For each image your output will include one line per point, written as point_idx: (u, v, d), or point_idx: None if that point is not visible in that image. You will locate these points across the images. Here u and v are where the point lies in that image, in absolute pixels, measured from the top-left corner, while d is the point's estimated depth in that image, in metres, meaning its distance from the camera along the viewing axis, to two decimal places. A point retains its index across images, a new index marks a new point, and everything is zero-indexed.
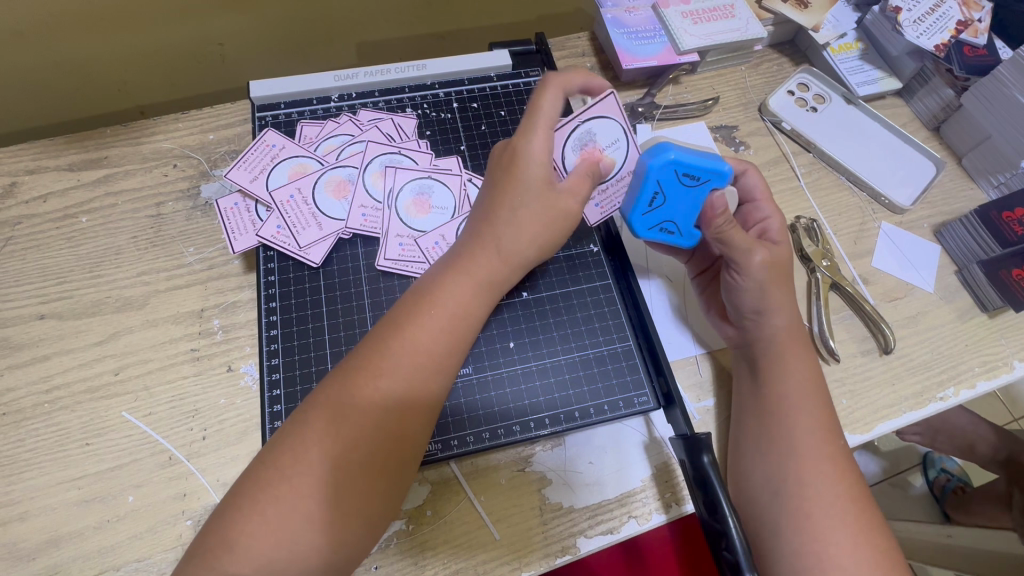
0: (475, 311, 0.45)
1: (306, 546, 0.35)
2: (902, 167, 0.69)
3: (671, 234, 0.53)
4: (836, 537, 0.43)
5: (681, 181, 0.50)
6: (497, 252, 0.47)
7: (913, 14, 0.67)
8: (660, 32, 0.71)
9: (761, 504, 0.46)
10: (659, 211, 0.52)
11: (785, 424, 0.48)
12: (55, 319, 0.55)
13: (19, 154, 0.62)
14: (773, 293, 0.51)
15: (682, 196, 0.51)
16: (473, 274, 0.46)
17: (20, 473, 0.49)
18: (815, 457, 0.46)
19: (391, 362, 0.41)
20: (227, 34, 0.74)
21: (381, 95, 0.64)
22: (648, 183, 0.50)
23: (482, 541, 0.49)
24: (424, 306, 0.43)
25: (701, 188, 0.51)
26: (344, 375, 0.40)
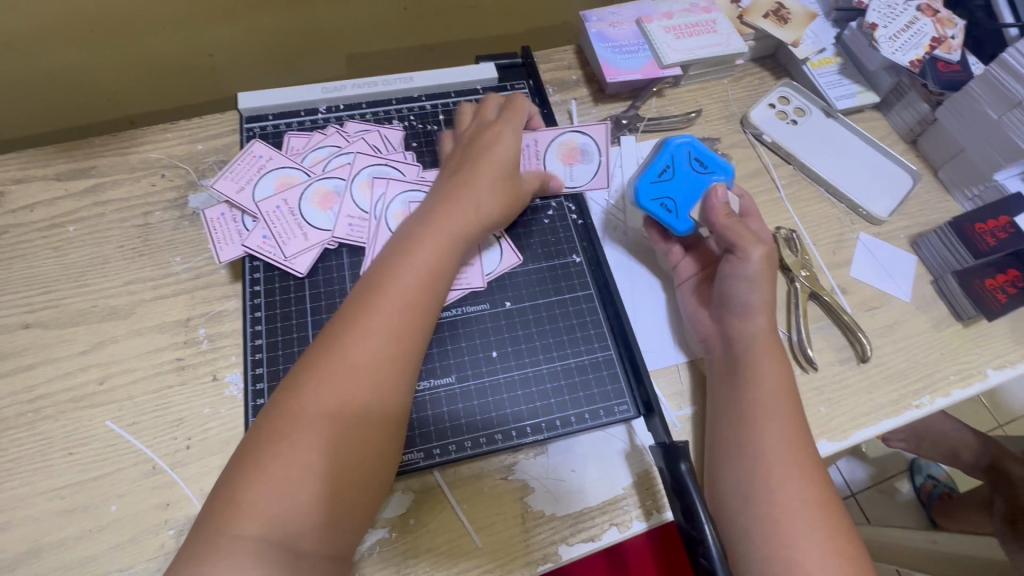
0: (439, 283, 0.48)
1: (292, 511, 0.38)
2: (880, 179, 0.71)
3: (669, 213, 0.58)
4: (810, 543, 0.44)
5: (692, 165, 0.59)
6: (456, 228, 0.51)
7: (889, 31, 0.69)
8: (644, 46, 0.73)
9: (737, 511, 0.47)
10: (664, 185, 0.59)
11: (757, 430, 0.49)
12: (40, 329, 0.56)
13: (7, 164, 0.63)
14: (756, 291, 0.52)
15: (690, 180, 0.59)
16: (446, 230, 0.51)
17: (3, 482, 0.49)
18: (790, 465, 0.47)
19: (361, 341, 0.43)
20: (218, 45, 0.75)
21: (368, 107, 0.65)
22: (662, 156, 0.60)
23: (464, 549, 0.49)
24: (386, 279, 0.47)
25: (705, 178, 0.59)
26: (322, 361, 0.43)
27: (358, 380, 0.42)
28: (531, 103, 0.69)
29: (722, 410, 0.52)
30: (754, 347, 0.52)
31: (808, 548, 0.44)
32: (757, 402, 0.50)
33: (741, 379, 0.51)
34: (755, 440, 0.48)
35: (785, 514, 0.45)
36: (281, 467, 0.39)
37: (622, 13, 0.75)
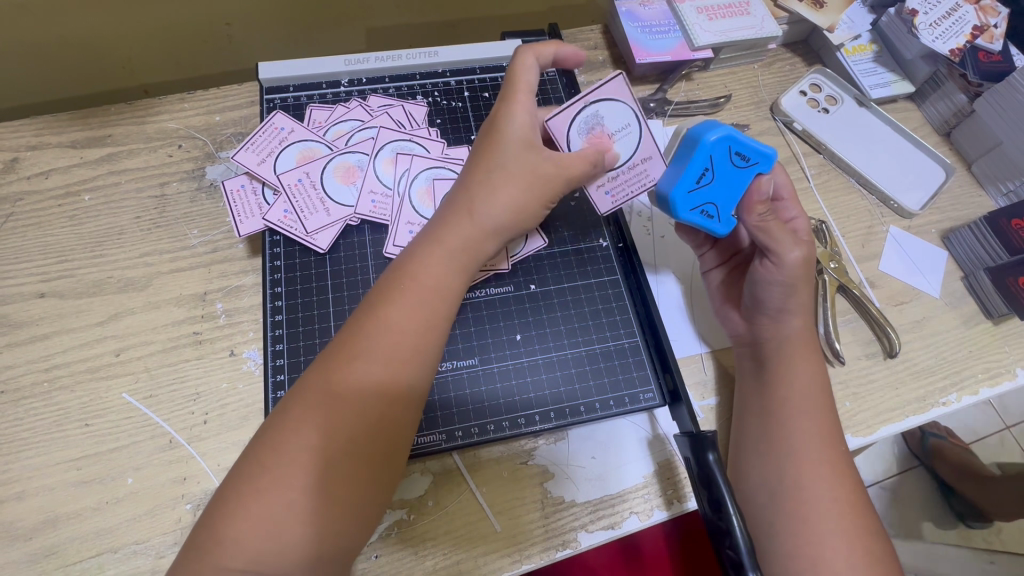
0: (452, 283, 0.45)
1: (275, 548, 0.34)
2: (912, 171, 0.69)
3: (710, 219, 0.50)
4: (840, 543, 0.43)
5: (733, 159, 0.48)
6: (478, 226, 0.46)
7: (930, 18, 0.67)
8: (674, 27, 0.71)
9: (764, 506, 0.46)
10: (705, 190, 0.49)
11: (790, 424, 0.48)
12: (55, 298, 0.55)
13: (21, 130, 0.62)
14: (795, 296, 0.50)
15: (729, 177, 0.49)
16: (448, 246, 0.45)
17: (18, 452, 0.48)
18: (819, 460, 0.46)
19: (369, 342, 0.40)
20: (235, 14, 0.73)
21: (392, 82, 0.63)
22: (699, 157, 0.47)
23: (482, 533, 0.49)
24: (383, 303, 0.42)
25: (749, 171, 0.49)
26: (323, 362, 0.40)
27: (366, 383, 0.39)
28: (559, 83, 0.67)
29: (751, 403, 0.51)
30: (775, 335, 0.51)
31: (836, 547, 0.43)
32: (789, 394, 0.49)
33: (762, 368, 0.51)
34: (788, 433, 0.47)
35: (811, 511, 0.45)
36: (287, 468, 0.36)
37: None
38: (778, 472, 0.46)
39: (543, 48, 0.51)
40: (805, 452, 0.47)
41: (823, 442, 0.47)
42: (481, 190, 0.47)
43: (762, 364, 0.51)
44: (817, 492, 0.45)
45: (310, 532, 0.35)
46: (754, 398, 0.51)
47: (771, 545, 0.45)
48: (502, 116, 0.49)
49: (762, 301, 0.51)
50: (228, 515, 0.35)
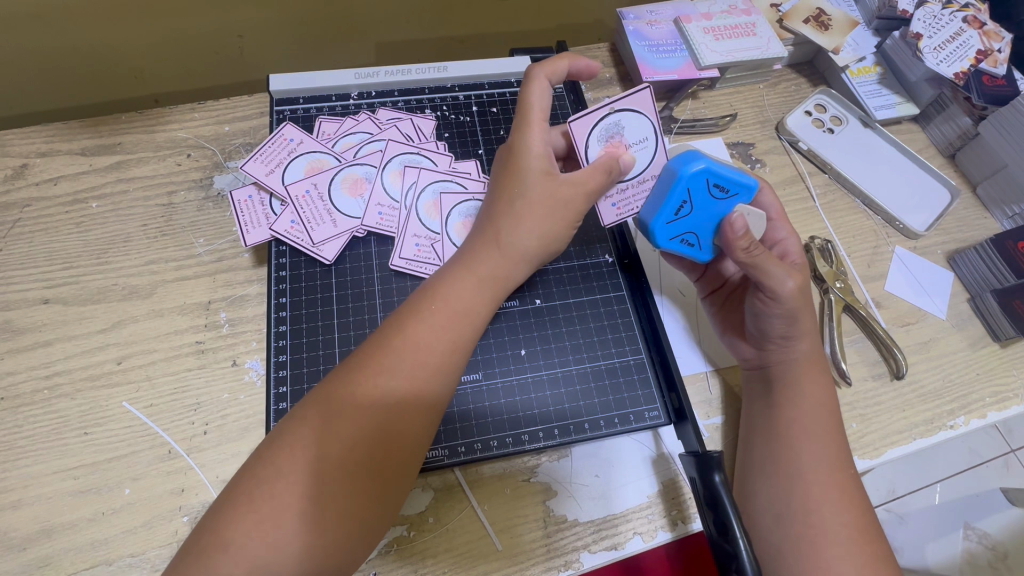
0: (479, 306, 0.44)
1: (278, 557, 0.34)
2: (917, 193, 0.69)
3: (691, 246, 0.53)
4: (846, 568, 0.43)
5: (710, 191, 0.49)
6: (502, 250, 0.46)
7: (934, 42, 0.68)
8: (681, 46, 0.71)
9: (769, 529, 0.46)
10: (684, 221, 0.51)
11: (795, 447, 0.47)
12: (59, 305, 0.54)
13: (33, 137, 0.62)
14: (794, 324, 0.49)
15: (709, 208, 0.50)
16: (475, 269, 0.45)
17: (15, 460, 0.48)
18: (824, 482, 0.46)
19: (392, 358, 0.40)
20: (247, 26, 0.74)
21: (401, 95, 0.64)
22: (676, 191, 0.49)
23: (483, 552, 0.48)
24: (409, 319, 0.41)
25: (728, 202, 0.50)
26: (346, 372, 0.39)
27: (386, 397, 0.39)
28: (567, 100, 0.68)
29: (756, 424, 0.50)
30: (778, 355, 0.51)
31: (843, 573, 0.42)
32: (794, 416, 0.49)
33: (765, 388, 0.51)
34: (794, 456, 0.47)
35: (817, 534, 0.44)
36: (303, 477, 0.36)
37: (660, 12, 0.73)
38: (782, 495, 0.46)
39: (554, 66, 0.51)
40: (811, 475, 0.46)
41: (829, 465, 0.47)
42: (507, 211, 0.47)
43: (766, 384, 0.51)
44: (822, 515, 0.45)
45: (315, 547, 0.35)
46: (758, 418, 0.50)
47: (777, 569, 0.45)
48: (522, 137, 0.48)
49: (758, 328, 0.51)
50: (234, 522, 0.34)
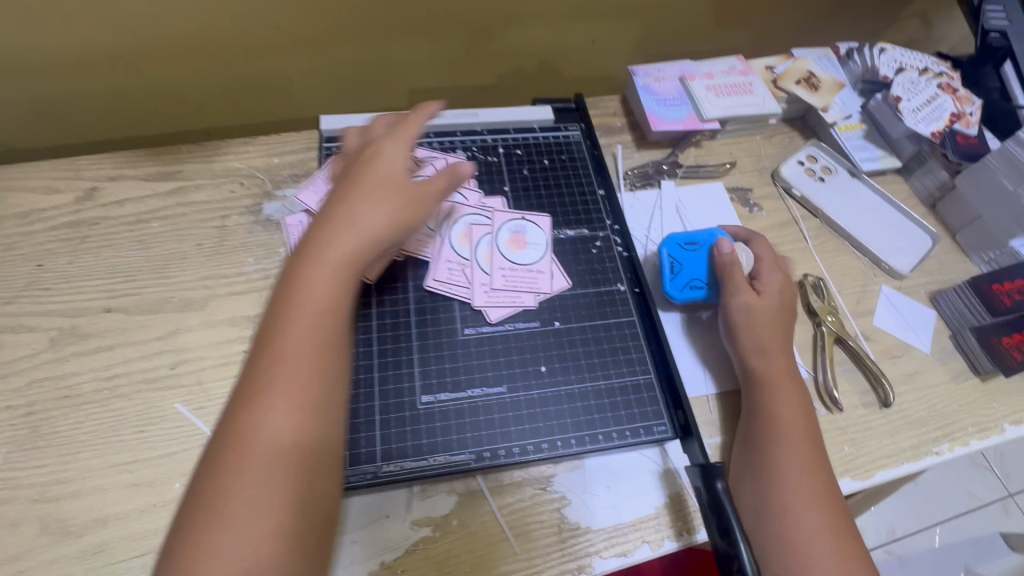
0: (327, 302, 0.45)
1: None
2: (901, 237, 0.76)
3: (701, 289, 0.64)
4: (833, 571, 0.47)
5: (688, 249, 0.66)
6: (323, 251, 0.47)
7: (911, 104, 0.77)
8: (686, 101, 0.80)
9: (765, 536, 0.49)
10: (682, 274, 0.65)
11: (779, 456, 0.52)
12: (120, 313, 0.60)
13: (104, 163, 0.69)
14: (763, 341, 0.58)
15: (695, 260, 0.65)
16: (311, 269, 0.47)
17: (77, 452, 0.52)
18: (807, 488, 0.50)
19: (287, 374, 0.42)
20: (299, 72, 0.82)
21: (435, 136, 0.71)
22: (664, 255, 0.66)
23: (502, 554, 0.52)
24: (280, 333, 0.43)
25: (702, 250, 0.66)
26: (255, 404, 0.40)
27: (278, 405, 0.40)
28: (583, 145, 0.73)
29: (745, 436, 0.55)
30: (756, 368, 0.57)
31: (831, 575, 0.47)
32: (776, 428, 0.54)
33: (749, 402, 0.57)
34: (779, 465, 0.52)
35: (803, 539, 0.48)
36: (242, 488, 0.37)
37: (667, 70, 0.82)
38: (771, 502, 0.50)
39: (414, 117, 0.58)
40: (796, 483, 0.51)
41: (811, 473, 0.51)
42: (333, 218, 0.50)
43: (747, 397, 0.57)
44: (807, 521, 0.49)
45: (281, 552, 0.36)
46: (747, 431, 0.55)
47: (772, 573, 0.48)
48: (367, 160, 0.55)
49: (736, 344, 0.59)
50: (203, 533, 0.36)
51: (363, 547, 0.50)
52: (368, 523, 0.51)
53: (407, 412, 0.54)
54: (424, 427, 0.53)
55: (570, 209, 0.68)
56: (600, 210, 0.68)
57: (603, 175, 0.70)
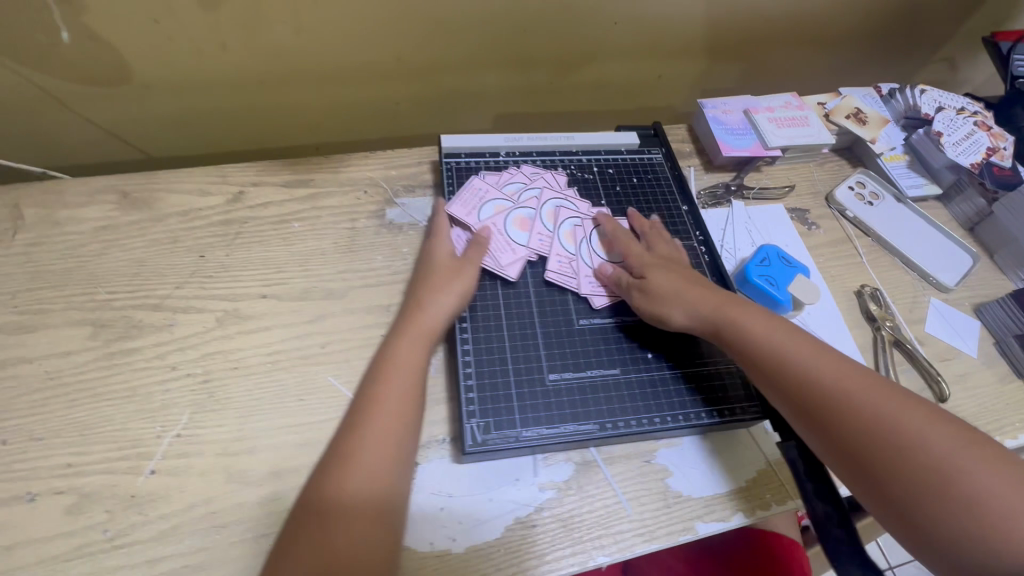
0: (406, 387, 0.57)
1: None
2: (945, 255, 0.85)
3: (772, 287, 0.73)
4: (970, 472, 0.49)
5: (782, 261, 0.75)
6: (414, 337, 0.61)
7: (952, 138, 0.86)
8: (751, 131, 0.90)
9: (895, 481, 0.51)
10: (766, 270, 0.74)
11: (836, 405, 0.55)
12: (274, 299, 0.69)
13: (247, 171, 0.79)
14: (718, 298, 0.64)
15: (782, 268, 0.75)
16: (396, 360, 0.59)
17: (250, 415, 0.60)
18: (882, 403, 0.54)
19: (360, 445, 0.53)
20: (405, 96, 0.93)
21: (538, 155, 0.81)
22: (760, 251, 0.76)
23: (617, 515, 0.59)
24: (374, 412, 0.55)
25: (795, 269, 0.75)
26: (338, 471, 0.52)
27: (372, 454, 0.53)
28: (665, 166, 0.83)
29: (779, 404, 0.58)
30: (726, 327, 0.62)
31: (978, 482, 0.48)
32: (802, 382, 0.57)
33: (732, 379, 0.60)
34: (844, 407, 0.54)
35: (920, 455, 0.51)
36: (331, 521, 0.50)
37: (732, 103, 0.92)
38: (862, 450, 0.53)
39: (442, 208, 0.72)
40: (872, 415, 0.53)
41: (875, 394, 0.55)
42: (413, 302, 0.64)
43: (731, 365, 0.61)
44: (914, 441, 0.51)
45: None
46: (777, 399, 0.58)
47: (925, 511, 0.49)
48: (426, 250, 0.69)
49: (693, 314, 0.63)
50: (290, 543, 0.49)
51: (499, 505, 0.58)
52: (502, 484, 0.59)
53: (538, 386, 0.62)
54: (554, 401, 0.61)
55: (660, 221, 0.77)
56: (684, 223, 0.78)
57: (685, 192, 0.80)
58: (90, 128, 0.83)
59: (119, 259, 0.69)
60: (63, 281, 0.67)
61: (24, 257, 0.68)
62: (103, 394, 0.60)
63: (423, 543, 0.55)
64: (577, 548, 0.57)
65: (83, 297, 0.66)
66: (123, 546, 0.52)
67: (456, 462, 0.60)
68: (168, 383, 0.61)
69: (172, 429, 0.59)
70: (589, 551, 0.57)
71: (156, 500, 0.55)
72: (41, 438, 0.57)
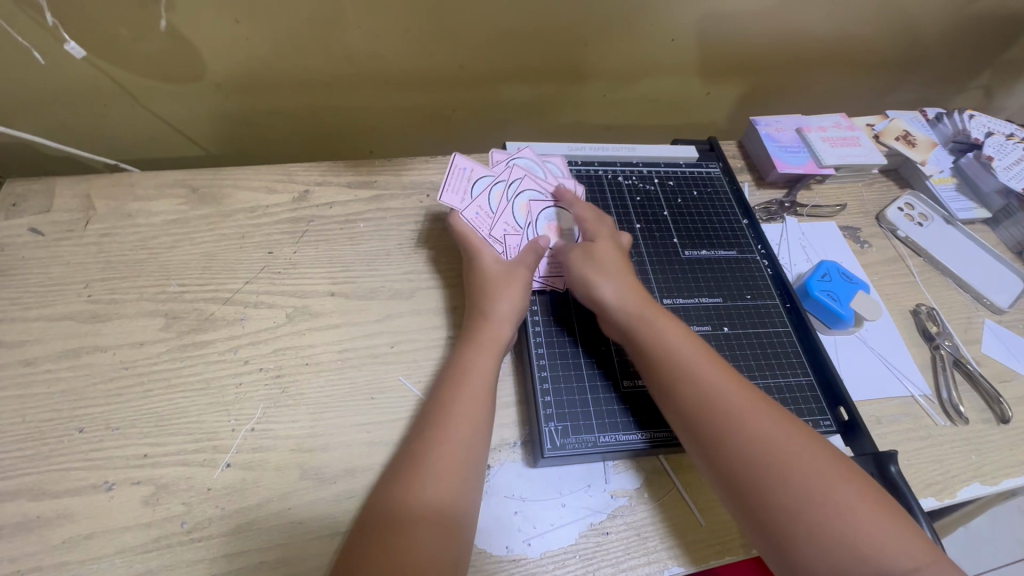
0: (472, 400, 0.56)
1: None
2: (996, 277, 0.85)
3: (835, 302, 0.74)
4: (846, 492, 0.46)
5: (842, 277, 0.76)
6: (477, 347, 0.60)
7: (1003, 163, 0.89)
8: (804, 149, 0.91)
9: (779, 509, 0.47)
10: (827, 285, 0.75)
11: (714, 431, 0.52)
12: (343, 297, 0.69)
13: (312, 170, 0.80)
14: (656, 320, 0.60)
15: (843, 284, 0.75)
16: (463, 370, 0.58)
17: (323, 412, 0.60)
18: (761, 413, 0.52)
19: (433, 455, 0.52)
20: (463, 103, 0.94)
21: (600, 165, 0.82)
22: (820, 267, 0.77)
23: (690, 526, 0.58)
24: (443, 422, 0.54)
25: (854, 285, 0.76)
26: (408, 481, 0.50)
27: (451, 456, 0.52)
28: (723, 180, 0.84)
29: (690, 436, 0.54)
30: (679, 356, 0.57)
31: (852, 503, 0.46)
32: (708, 409, 0.53)
33: (683, 415, 0.55)
34: (731, 427, 0.52)
35: (781, 458, 0.49)
36: (409, 525, 0.47)
37: (784, 122, 0.94)
38: (743, 474, 0.49)
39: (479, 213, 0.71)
40: (761, 442, 0.50)
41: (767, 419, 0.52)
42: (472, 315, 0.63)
43: (672, 397, 0.56)
44: (789, 464, 0.48)
45: None
46: (692, 432, 0.54)
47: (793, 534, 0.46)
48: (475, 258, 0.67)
49: (649, 337, 0.59)
50: (365, 554, 0.46)
51: (573, 511, 0.58)
52: (575, 491, 0.59)
53: (612, 392, 0.63)
54: (628, 406, 0.62)
55: (722, 234, 0.78)
56: (746, 236, 0.78)
57: (745, 207, 0.81)
58: (156, 124, 0.84)
59: (189, 253, 0.70)
60: (134, 271, 0.67)
61: (97, 247, 0.68)
62: (177, 385, 0.60)
63: (499, 547, 0.55)
64: (652, 558, 0.56)
65: (155, 289, 0.66)
66: (200, 539, 0.52)
67: (529, 466, 0.60)
68: (241, 377, 0.61)
69: (246, 423, 0.58)
70: (665, 560, 0.56)
71: (232, 494, 0.54)
72: (117, 427, 0.57)
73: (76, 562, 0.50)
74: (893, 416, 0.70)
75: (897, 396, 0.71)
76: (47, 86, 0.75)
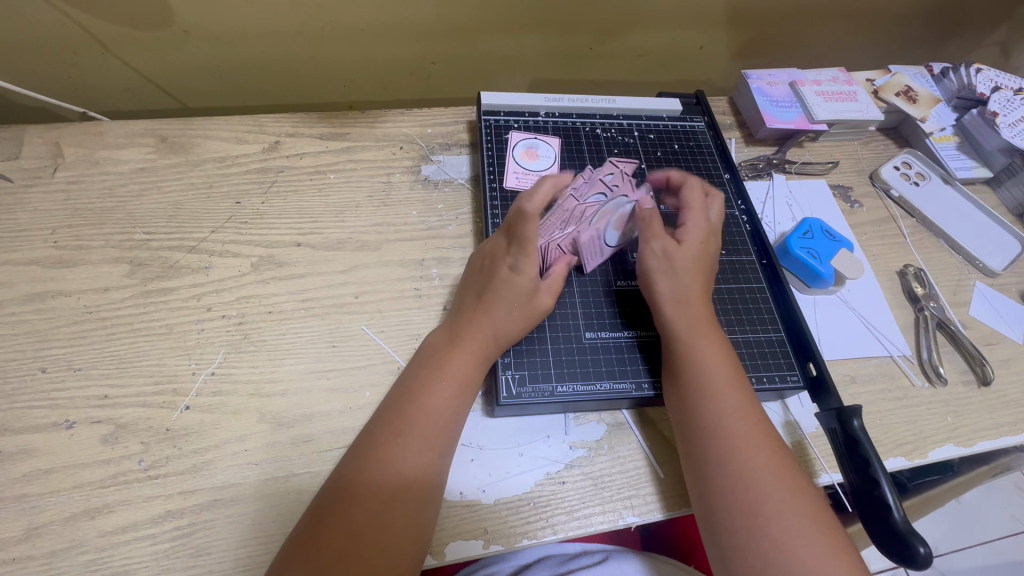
0: (453, 413, 0.53)
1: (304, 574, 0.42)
2: (992, 239, 0.81)
3: (814, 260, 0.71)
4: (818, 552, 0.44)
5: (824, 234, 0.74)
6: (467, 353, 0.55)
7: (1009, 119, 0.83)
8: (796, 104, 0.87)
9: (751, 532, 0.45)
10: (807, 242, 0.73)
11: (721, 450, 0.50)
12: (308, 248, 0.68)
13: (283, 121, 0.79)
14: (698, 338, 0.56)
15: (824, 241, 0.73)
16: (452, 374, 0.54)
17: (282, 358, 0.60)
18: (763, 450, 0.49)
19: (396, 446, 0.49)
20: (442, 55, 0.91)
21: (578, 117, 0.79)
22: (802, 224, 0.74)
23: (648, 478, 0.57)
24: (412, 415, 0.51)
25: (837, 243, 0.73)
26: (365, 462, 0.48)
27: (409, 466, 0.49)
28: (707, 134, 0.81)
29: (694, 446, 0.52)
30: (719, 383, 0.53)
31: (820, 562, 0.43)
32: (728, 431, 0.50)
33: (693, 435, 0.52)
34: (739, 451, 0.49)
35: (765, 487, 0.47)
36: (357, 499, 0.46)
37: (777, 76, 0.90)
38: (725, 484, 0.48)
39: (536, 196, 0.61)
40: (765, 473, 0.48)
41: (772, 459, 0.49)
42: (480, 313, 0.57)
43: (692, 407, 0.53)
44: (784, 509, 0.46)
45: None
46: (696, 451, 0.51)
47: (741, 561, 0.45)
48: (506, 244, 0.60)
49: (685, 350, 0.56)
50: (316, 524, 0.45)
51: (530, 460, 0.58)
52: (534, 441, 0.59)
53: (574, 343, 0.62)
54: (591, 358, 0.61)
55: None
56: (727, 193, 0.76)
57: (728, 161, 0.78)
58: (129, 75, 0.83)
59: (155, 201, 0.69)
60: (100, 219, 0.67)
61: (64, 195, 0.68)
62: (139, 329, 0.60)
63: (452, 493, 0.55)
64: (607, 507, 0.55)
65: (121, 236, 0.66)
66: (155, 477, 0.52)
67: (487, 415, 0.60)
68: (203, 323, 0.61)
69: (206, 367, 0.59)
70: (620, 510, 0.55)
71: (189, 435, 0.55)
72: (79, 368, 0.57)
73: (34, 495, 0.51)
74: (868, 376, 0.68)
75: (874, 356, 0.70)
76: (15, 32, 0.74)
